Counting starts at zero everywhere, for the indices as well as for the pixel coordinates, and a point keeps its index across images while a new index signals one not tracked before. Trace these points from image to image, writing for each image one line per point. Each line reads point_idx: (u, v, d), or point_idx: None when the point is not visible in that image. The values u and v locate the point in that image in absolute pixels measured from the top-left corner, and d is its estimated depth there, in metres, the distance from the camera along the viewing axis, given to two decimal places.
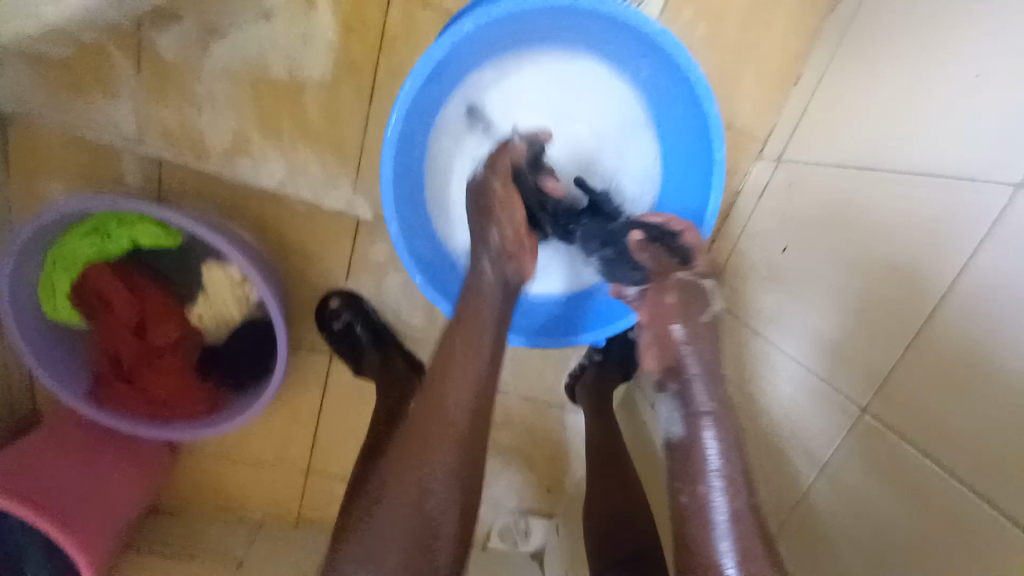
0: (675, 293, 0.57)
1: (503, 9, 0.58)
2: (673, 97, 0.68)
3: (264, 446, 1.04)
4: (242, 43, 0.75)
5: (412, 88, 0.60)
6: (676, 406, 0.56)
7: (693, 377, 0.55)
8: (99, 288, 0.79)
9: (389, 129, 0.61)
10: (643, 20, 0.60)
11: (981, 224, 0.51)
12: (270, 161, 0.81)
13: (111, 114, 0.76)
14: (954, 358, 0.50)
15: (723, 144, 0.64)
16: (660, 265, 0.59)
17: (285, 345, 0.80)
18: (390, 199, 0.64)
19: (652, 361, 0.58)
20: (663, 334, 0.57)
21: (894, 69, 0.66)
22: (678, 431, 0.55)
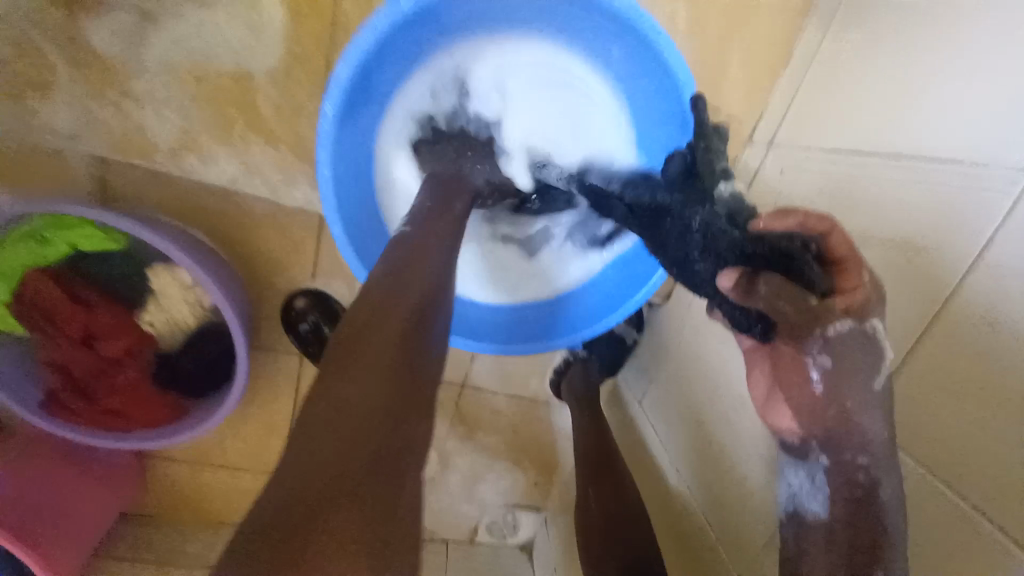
0: (824, 351, 0.43)
1: None
2: (645, 75, 0.63)
3: (239, 452, 1.01)
4: (180, 28, 0.68)
5: (345, 75, 0.55)
6: (821, 481, 0.44)
7: (856, 454, 0.42)
8: (44, 299, 0.74)
9: (324, 122, 0.56)
10: None
11: (974, 211, 0.46)
12: (221, 158, 0.75)
13: (42, 111, 0.70)
14: (943, 360, 0.46)
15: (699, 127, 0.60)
16: (800, 316, 0.44)
17: (246, 356, 0.75)
18: (333, 200, 0.60)
19: (787, 423, 0.46)
20: (803, 399, 0.44)
21: (891, 42, 0.60)
22: (816, 509, 0.45)
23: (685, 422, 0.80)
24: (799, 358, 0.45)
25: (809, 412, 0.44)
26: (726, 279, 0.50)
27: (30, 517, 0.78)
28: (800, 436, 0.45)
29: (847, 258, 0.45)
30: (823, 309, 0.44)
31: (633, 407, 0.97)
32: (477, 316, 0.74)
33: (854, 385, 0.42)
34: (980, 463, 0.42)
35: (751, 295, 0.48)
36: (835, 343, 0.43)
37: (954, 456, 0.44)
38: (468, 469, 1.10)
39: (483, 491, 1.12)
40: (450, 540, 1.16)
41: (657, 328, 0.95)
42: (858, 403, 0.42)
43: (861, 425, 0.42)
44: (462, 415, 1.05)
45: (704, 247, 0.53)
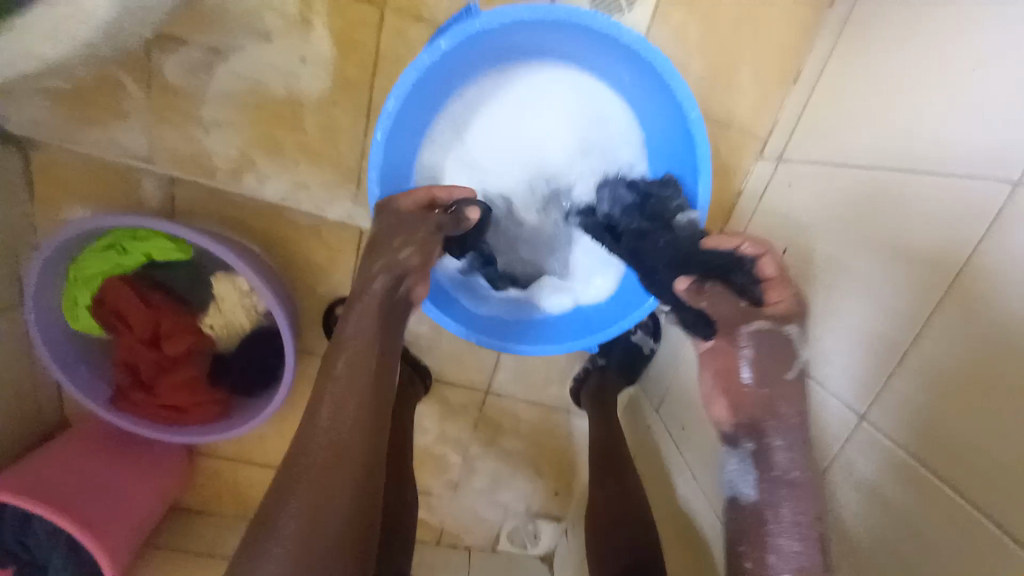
0: (749, 343, 0.52)
1: (479, 23, 0.59)
2: (658, 105, 0.68)
3: (277, 450, 1.07)
4: (243, 63, 0.78)
5: (395, 106, 0.61)
6: (749, 466, 0.51)
7: (771, 433, 0.50)
8: (119, 303, 0.83)
9: (375, 147, 0.62)
10: (622, 28, 0.60)
11: (980, 218, 0.49)
12: (274, 176, 0.84)
13: (124, 136, 0.80)
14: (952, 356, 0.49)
15: (706, 149, 0.64)
16: (733, 311, 0.53)
17: (293, 355, 0.82)
18: (379, 215, 0.66)
19: (725, 416, 0.52)
20: (735, 389, 0.52)
21: (893, 65, 0.64)
22: (747, 493, 0.51)
23: (700, 426, 0.83)
24: (732, 352, 0.52)
25: (733, 397, 0.52)
26: (682, 282, 0.57)
27: (88, 506, 0.84)
28: (732, 425, 0.52)
29: (776, 278, 0.54)
30: (748, 312, 0.53)
31: (650, 415, 1.00)
32: (482, 311, 0.79)
33: (778, 370, 0.51)
34: (991, 454, 0.44)
35: (699, 296, 0.55)
36: (768, 337, 0.52)
37: (960, 452, 0.47)
38: (491, 475, 1.13)
39: (505, 497, 1.15)
40: (471, 545, 1.19)
41: (673, 338, 0.99)
42: (779, 388, 0.50)
43: (776, 408, 0.50)
44: (485, 421, 1.10)
45: (665, 258, 0.60)
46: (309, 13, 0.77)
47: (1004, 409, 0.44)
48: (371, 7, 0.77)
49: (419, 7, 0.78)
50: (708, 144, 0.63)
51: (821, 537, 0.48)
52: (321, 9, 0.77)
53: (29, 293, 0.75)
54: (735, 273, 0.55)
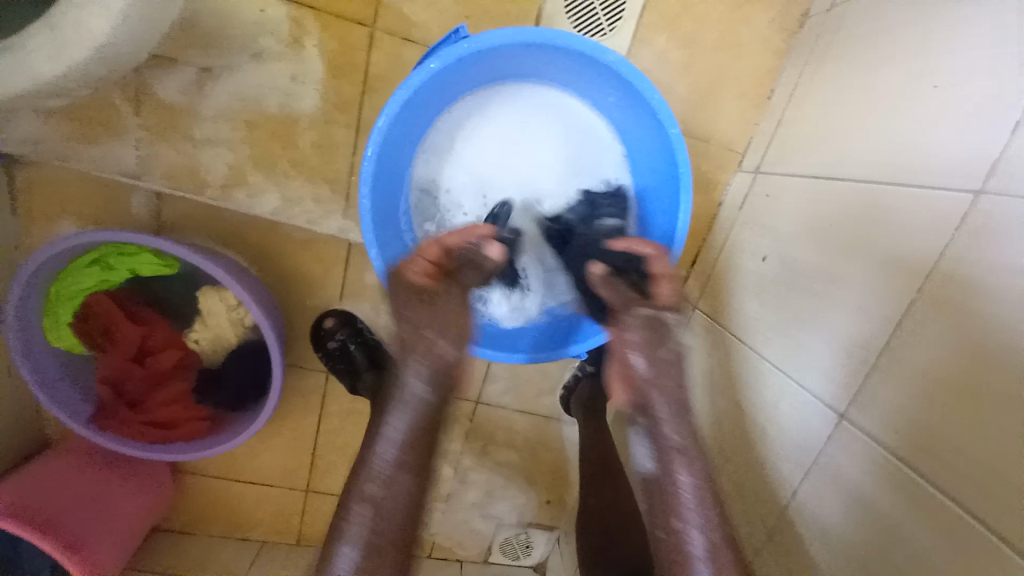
0: (636, 326, 0.60)
1: (467, 45, 0.61)
2: (641, 123, 0.71)
3: (266, 466, 1.06)
4: (234, 80, 0.79)
5: (385, 124, 0.63)
6: (646, 440, 0.59)
7: (654, 405, 0.58)
8: (105, 318, 0.83)
9: (366, 164, 0.63)
10: (603, 50, 0.63)
11: (944, 228, 0.52)
12: (265, 191, 0.84)
13: (112, 153, 0.80)
14: (925, 358, 0.51)
15: (686, 164, 0.66)
16: (622, 298, 0.63)
17: (281, 366, 0.82)
18: (370, 230, 0.67)
19: (623, 394, 0.63)
20: (627, 371, 0.61)
21: (861, 83, 0.68)
22: (648, 466, 0.59)
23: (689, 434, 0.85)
24: (624, 338, 0.61)
25: (628, 378, 0.61)
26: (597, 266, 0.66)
27: (75, 526, 0.82)
28: (630, 404, 0.62)
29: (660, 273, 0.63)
30: (637, 300, 0.62)
31: None
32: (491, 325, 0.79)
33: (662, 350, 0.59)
34: (968, 457, 0.46)
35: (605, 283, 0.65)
36: (660, 325, 0.60)
37: (938, 451, 0.48)
38: (483, 486, 1.13)
39: (497, 509, 1.15)
40: (463, 558, 1.18)
41: None
42: (660, 364, 0.59)
43: (661, 386, 0.59)
44: (477, 432, 1.10)
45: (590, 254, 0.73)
46: (301, 33, 0.78)
47: (976, 411, 0.46)
48: (363, 26, 0.79)
49: (410, 26, 0.80)
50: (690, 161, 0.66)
51: (714, 496, 0.56)
52: (313, 29, 0.78)
53: (12, 309, 0.73)
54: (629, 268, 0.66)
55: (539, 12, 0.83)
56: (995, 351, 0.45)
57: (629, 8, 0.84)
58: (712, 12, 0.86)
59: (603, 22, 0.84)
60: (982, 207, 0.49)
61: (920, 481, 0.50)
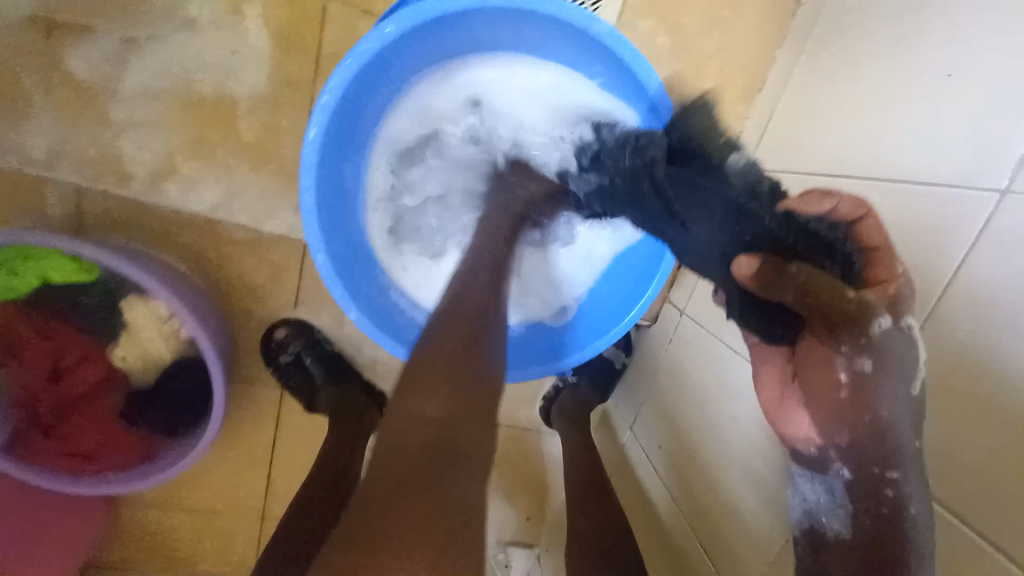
0: (872, 355, 0.41)
1: (426, 7, 0.53)
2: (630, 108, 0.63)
3: (212, 492, 0.95)
4: (162, 54, 0.68)
5: (331, 100, 0.54)
6: (835, 489, 0.44)
7: (878, 467, 0.41)
8: (10, 334, 0.71)
9: (308, 148, 0.55)
10: (588, 19, 0.55)
11: (955, 222, 0.47)
12: (202, 183, 0.74)
13: (16, 137, 0.68)
14: (934, 368, 0.45)
15: None
16: (834, 309, 0.42)
17: (222, 387, 0.72)
18: (315, 226, 0.58)
19: (812, 432, 0.46)
20: (828, 409, 0.44)
21: (863, 74, 0.62)
22: (837, 527, 0.44)
23: (680, 451, 0.78)
24: (831, 359, 0.43)
25: (833, 415, 0.43)
26: (745, 264, 0.46)
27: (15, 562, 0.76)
28: (819, 445, 0.45)
29: (880, 248, 0.46)
30: (865, 307, 0.42)
31: (625, 433, 0.96)
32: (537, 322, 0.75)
33: (892, 387, 0.41)
34: (983, 476, 0.40)
35: (775, 284, 0.45)
36: (876, 343, 0.41)
37: (960, 482, 0.42)
38: None
39: None
40: None
41: (648, 349, 0.95)
42: (886, 394, 0.41)
43: (900, 432, 0.41)
44: None
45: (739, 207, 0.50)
46: (241, 3, 0.68)
47: (988, 427, 0.40)
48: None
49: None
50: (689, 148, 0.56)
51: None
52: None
53: None
54: (824, 252, 0.45)
55: None
56: (1008, 364, 0.39)
57: None
58: None
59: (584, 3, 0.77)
60: (1009, 207, 0.42)
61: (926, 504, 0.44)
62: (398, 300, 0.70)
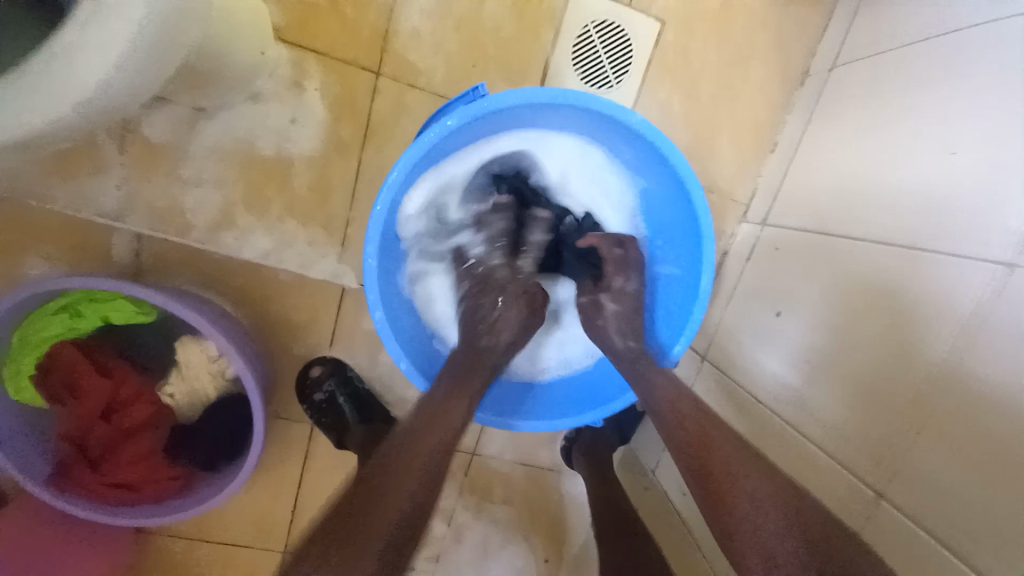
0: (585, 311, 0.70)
1: (485, 104, 0.58)
2: (662, 182, 0.68)
3: (242, 526, 0.97)
4: (229, 120, 0.75)
5: (396, 181, 0.59)
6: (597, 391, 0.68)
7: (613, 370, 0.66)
8: (69, 369, 0.75)
9: (374, 221, 0.59)
10: (624, 111, 0.60)
11: (966, 287, 0.52)
12: (255, 233, 0.79)
13: (92, 191, 0.75)
14: (960, 429, 0.50)
15: (709, 227, 0.63)
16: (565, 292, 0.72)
17: (263, 424, 0.76)
18: (375, 289, 0.62)
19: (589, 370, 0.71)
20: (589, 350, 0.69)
21: (875, 145, 0.66)
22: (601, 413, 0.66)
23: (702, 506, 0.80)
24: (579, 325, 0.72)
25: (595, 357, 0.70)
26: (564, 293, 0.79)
27: None
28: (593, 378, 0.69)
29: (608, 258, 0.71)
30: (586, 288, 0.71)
31: (646, 475, 0.98)
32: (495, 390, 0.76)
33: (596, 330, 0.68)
34: (1011, 531, 0.44)
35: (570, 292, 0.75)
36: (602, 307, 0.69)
37: (993, 539, 0.45)
38: (481, 543, 1.06)
39: (494, 569, 1.07)
40: None
41: None
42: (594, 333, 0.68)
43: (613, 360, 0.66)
44: (474, 483, 1.05)
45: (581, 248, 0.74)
46: (301, 75, 0.75)
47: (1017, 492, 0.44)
48: (367, 71, 0.77)
49: (415, 72, 0.78)
50: (710, 223, 0.63)
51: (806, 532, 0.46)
52: (314, 72, 0.76)
53: None
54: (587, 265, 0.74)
55: (545, 63, 0.81)
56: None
57: (635, 60, 0.83)
58: (716, 62, 0.85)
59: (609, 73, 0.83)
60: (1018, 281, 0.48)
61: (961, 559, 0.47)
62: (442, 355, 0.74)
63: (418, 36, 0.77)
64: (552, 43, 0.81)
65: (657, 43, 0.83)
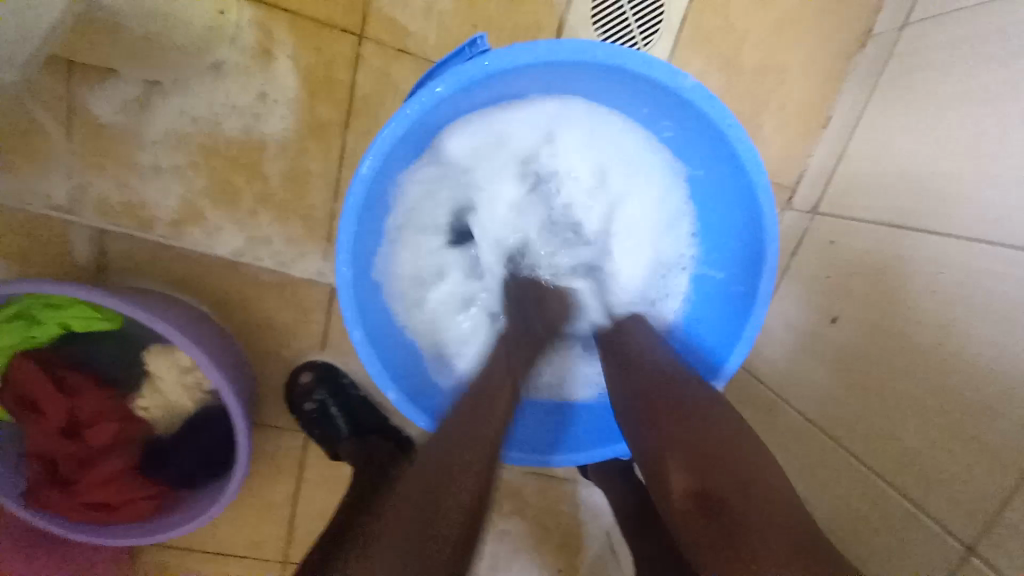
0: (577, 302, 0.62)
1: (486, 66, 0.47)
2: (711, 164, 0.57)
3: (233, 542, 0.90)
4: (189, 97, 0.65)
5: (374, 167, 0.49)
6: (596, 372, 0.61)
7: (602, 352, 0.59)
8: (23, 384, 0.67)
9: (347, 217, 0.50)
10: (671, 75, 0.49)
11: None
12: (228, 229, 0.70)
13: (37, 184, 0.66)
14: None
15: (770, 217, 0.53)
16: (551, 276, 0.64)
17: (247, 438, 0.68)
18: (353, 300, 0.53)
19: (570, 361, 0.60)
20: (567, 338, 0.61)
21: (972, 114, 0.54)
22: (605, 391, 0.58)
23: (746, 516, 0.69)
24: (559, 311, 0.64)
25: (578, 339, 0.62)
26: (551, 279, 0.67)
27: None
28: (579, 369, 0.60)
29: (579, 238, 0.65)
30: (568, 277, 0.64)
31: None
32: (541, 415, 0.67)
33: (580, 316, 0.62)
34: None
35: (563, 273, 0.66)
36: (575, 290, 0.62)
37: None
38: (491, 557, 0.99)
39: None
40: None
41: None
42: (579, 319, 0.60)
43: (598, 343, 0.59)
44: None
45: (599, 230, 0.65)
46: (271, 43, 0.65)
47: None
48: (349, 37, 0.66)
49: (404, 36, 0.67)
50: (772, 212, 0.53)
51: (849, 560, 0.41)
52: (285, 40, 0.65)
53: None
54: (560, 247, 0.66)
55: (558, 23, 0.69)
56: None
57: (663, 18, 0.71)
58: (759, 18, 0.73)
59: (633, 34, 0.71)
60: None
61: None
62: (439, 375, 0.65)
63: None
64: (566, 1, 0.69)
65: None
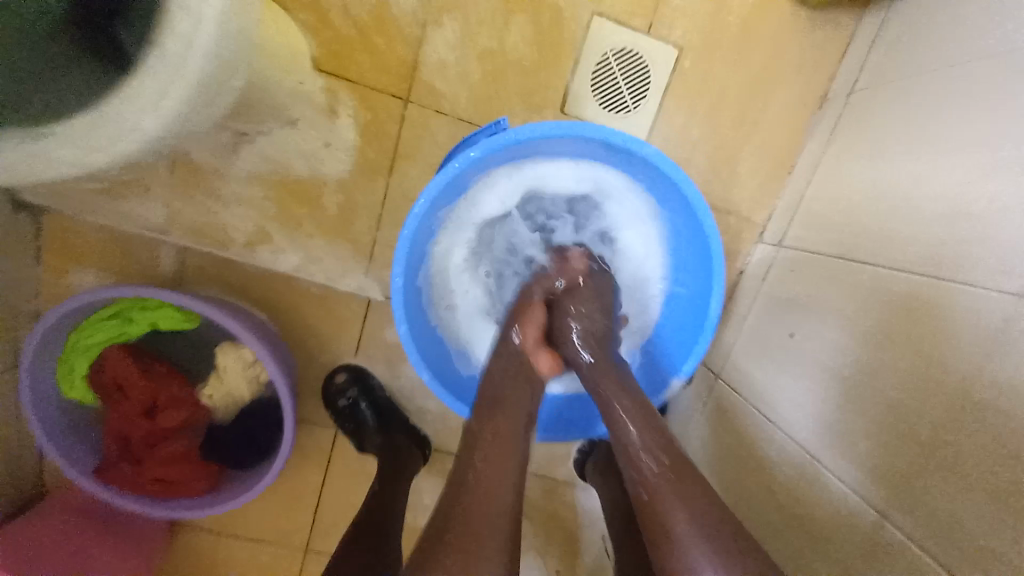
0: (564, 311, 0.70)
1: (508, 137, 0.61)
2: (677, 209, 0.70)
3: (265, 526, 1.01)
4: (265, 142, 0.81)
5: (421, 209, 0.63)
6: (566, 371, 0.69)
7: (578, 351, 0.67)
8: (117, 371, 0.81)
9: (402, 246, 0.63)
10: (637, 143, 0.62)
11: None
12: (287, 249, 0.85)
13: (140, 208, 0.82)
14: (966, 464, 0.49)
15: (719, 252, 0.65)
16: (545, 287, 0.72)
17: (293, 425, 0.80)
18: (402, 308, 0.67)
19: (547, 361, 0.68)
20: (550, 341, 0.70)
21: (898, 173, 0.67)
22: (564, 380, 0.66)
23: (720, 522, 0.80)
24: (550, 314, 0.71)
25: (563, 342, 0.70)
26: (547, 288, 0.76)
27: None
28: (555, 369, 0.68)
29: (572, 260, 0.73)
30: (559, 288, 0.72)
31: None
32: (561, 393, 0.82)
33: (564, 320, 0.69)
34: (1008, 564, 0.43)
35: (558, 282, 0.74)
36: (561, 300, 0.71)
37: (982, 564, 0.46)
38: None
39: None
40: None
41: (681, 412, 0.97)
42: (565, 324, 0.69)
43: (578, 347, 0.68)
44: None
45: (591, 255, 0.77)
46: (335, 101, 0.81)
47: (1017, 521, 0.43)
48: (396, 98, 0.82)
49: (440, 97, 0.83)
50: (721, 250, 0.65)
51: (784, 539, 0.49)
52: (346, 99, 0.81)
53: (48, 320, 0.73)
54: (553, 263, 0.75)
55: (566, 88, 0.85)
56: None
57: (652, 84, 0.86)
58: (734, 84, 0.87)
59: (627, 98, 0.86)
60: None
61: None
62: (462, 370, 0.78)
63: (445, 64, 0.82)
64: (573, 70, 0.84)
65: (676, 69, 0.86)
